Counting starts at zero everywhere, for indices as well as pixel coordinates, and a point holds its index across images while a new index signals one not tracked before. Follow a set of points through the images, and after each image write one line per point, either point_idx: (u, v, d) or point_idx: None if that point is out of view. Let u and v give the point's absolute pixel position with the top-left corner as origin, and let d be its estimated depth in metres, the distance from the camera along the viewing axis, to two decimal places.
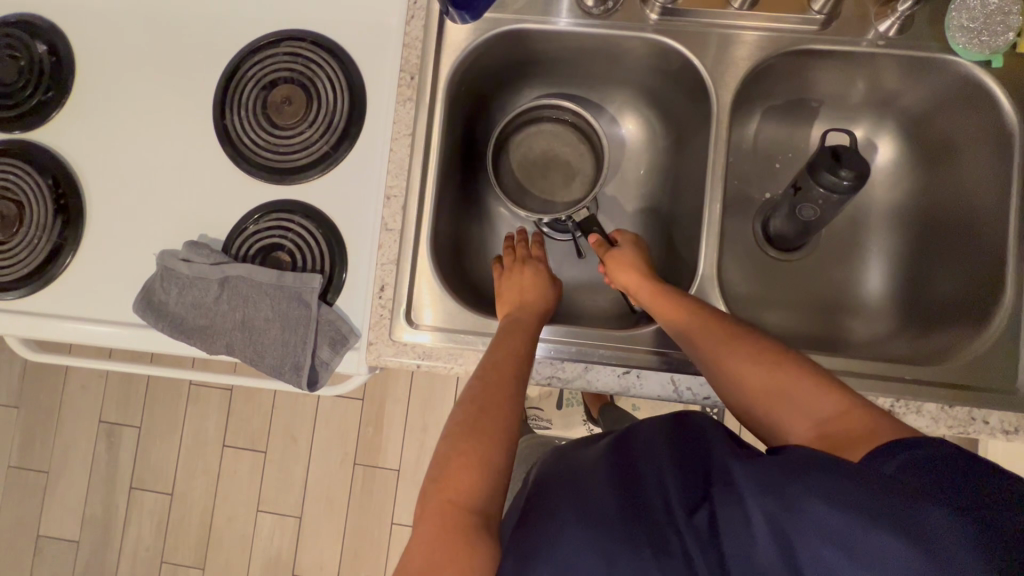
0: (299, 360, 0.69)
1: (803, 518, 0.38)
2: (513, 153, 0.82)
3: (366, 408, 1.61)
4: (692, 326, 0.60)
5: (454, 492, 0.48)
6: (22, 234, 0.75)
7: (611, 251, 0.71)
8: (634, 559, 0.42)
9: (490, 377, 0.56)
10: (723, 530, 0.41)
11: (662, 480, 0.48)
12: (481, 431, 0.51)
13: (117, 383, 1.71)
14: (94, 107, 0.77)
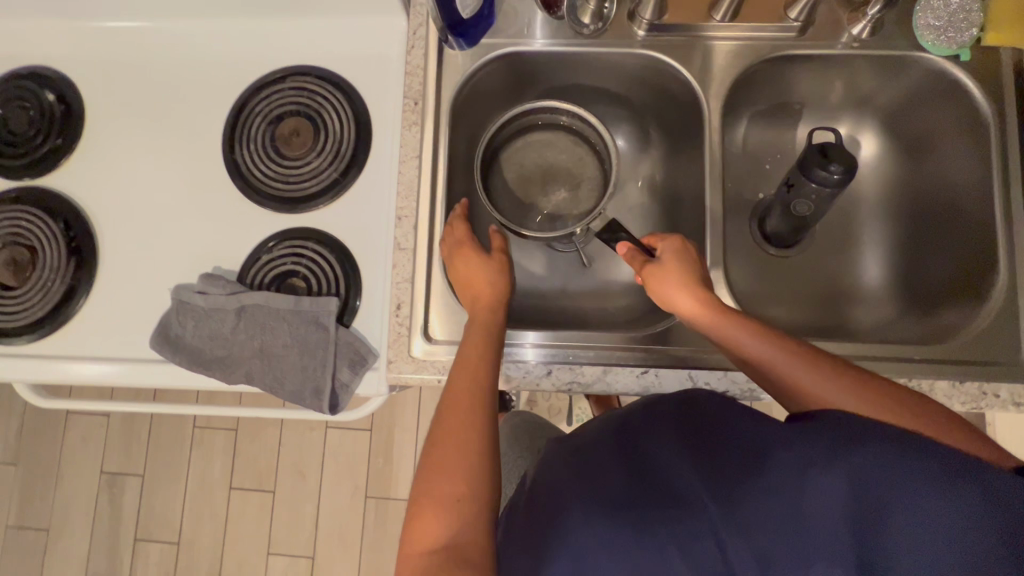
0: (320, 384, 0.69)
1: (866, 491, 0.39)
2: (506, 169, 0.85)
3: (375, 439, 1.59)
4: (766, 357, 0.57)
5: (433, 538, 0.46)
6: (36, 277, 0.76)
7: (653, 264, 0.68)
8: (656, 552, 0.42)
9: (455, 398, 0.55)
10: (764, 521, 0.40)
11: (670, 465, 0.46)
12: (440, 467, 0.50)
13: (119, 431, 1.68)
14: (102, 150, 0.79)
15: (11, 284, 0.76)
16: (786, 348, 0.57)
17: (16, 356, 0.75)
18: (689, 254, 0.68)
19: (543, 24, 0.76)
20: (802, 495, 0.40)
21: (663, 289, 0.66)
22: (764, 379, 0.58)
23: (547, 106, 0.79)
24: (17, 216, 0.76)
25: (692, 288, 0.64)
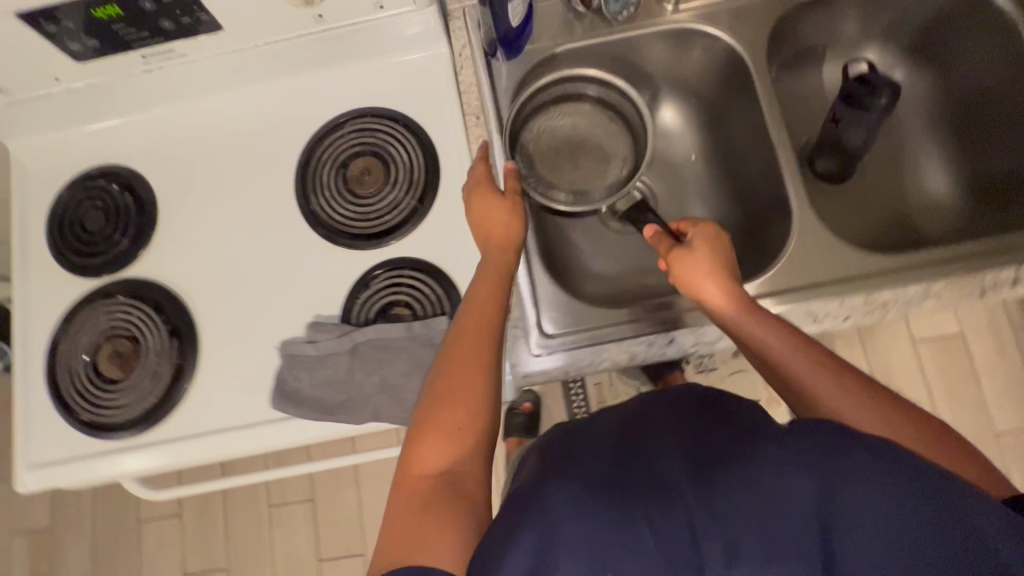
0: None
1: (838, 492, 0.40)
2: (533, 140, 0.83)
3: None
4: (793, 363, 0.59)
5: (430, 465, 0.55)
6: (143, 364, 0.76)
7: (681, 252, 0.67)
8: (629, 522, 0.42)
9: (467, 353, 0.60)
10: (733, 500, 0.41)
11: (660, 455, 0.47)
12: (451, 402, 0.58)
13: (193, 529, 1.64)
14: (179, 230, 0.80)
15: (119, 378, 0.76)
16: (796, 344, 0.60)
17: (140, 447, 0.75)
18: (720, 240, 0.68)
19: (579, 21, 0.80)
20: (777, 489, 0.41)
21: (688, 280, 0.66)
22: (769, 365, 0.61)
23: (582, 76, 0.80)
24: (113, 308, 0.77)
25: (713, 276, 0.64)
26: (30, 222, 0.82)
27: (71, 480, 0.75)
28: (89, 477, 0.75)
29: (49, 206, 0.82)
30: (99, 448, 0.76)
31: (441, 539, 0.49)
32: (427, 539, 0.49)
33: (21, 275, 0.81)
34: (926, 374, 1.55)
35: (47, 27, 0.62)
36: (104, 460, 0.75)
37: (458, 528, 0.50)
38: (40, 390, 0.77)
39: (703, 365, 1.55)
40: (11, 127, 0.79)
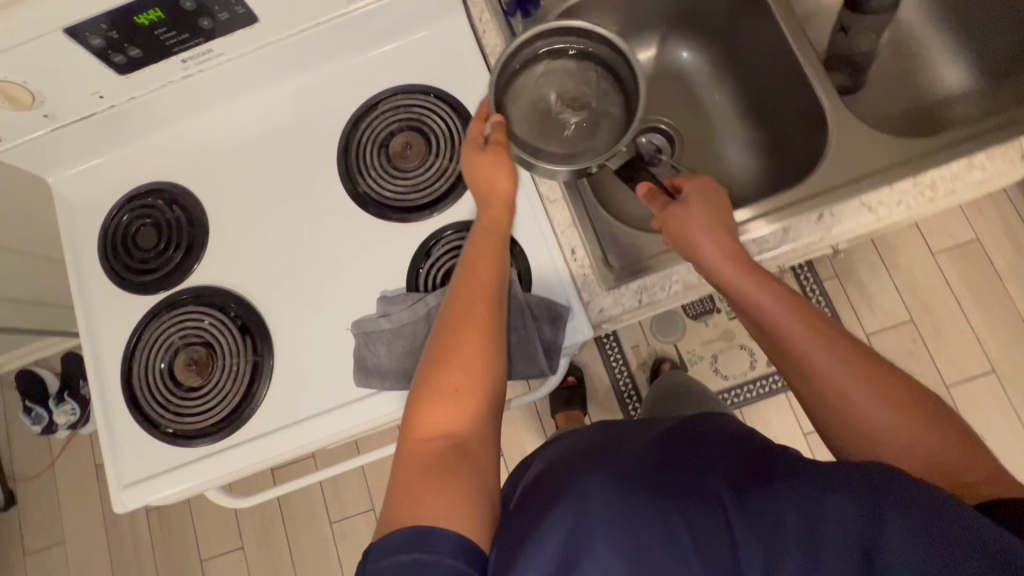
0: (532, 349, 0.70)
1: (884, 528, 0.43)
2: (522, 97, 0.77)
3: (511, 460, 1.63)
4: (791, 329, 0.61)
5: (432, 431, 0.55)
6: (220, 366, 0.76)
7: (676, 207, 0.69)
8: (672, 528, 0.48)
9: (467, 317, 0.60)
10: (767, 514, 0.48)
11: (711, 467, 0.54)
12: (455, 361, 0.58)
13: (259, 557, 1.63)
14: (232, 232, 0.81)
15: (198, 383, 0.77)
16: (805, 316, 0.62)
17: (233, 449, 0.75)
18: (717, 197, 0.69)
19: None
20: (813, 512, 0.46)
21: (682, 237, 0.67)
22: (770, 332, 0.63)
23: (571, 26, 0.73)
24: (182, 316, 0.77)
25: (711, 235, 0.66)
26: (83, 250, 0.82)
27: (167, 493, 0.74)
28: (184, 487, 0.75)
29: (99, 231, 0.83)
30: (190, 458, 0.75)
31: (445, 502, 0.49)
32: (432, 503, 0.49)
33: (82, 302, 0.81)
34: (950, 285, 1.59)
35: (92, 40, 0.64)
36: (198, 469, 0.75)
37: (466, 499, 0.51)
38: (121, 411, 0.77)
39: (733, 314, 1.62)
40: (54, 160, 0.80)
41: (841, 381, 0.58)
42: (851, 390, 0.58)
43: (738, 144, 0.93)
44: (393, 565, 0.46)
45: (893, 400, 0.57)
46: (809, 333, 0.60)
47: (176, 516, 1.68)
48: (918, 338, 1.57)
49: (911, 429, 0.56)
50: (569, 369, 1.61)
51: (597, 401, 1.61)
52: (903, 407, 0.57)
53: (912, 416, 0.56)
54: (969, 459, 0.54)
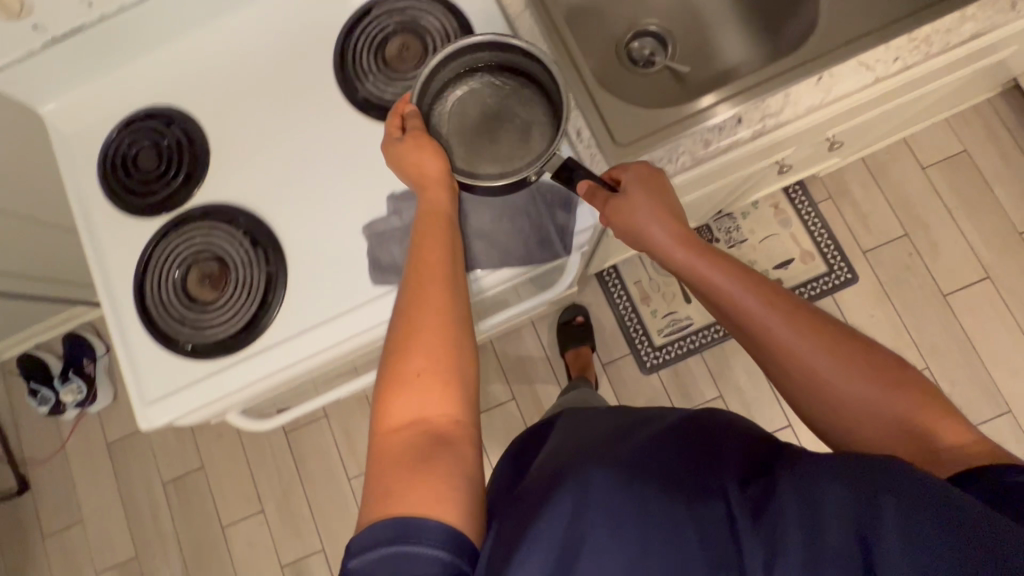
0: (546, 233, 0.73)
1: (876, 514, 0.43)
2: (448, 117, 0.76)
3: (524, 404, 1.63)
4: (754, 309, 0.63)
5: (402, 419, 0.54)
6: (235, 279, 0.76)
7: (619, 200, 0.67)
8: (671, 517, 0.50)
9: (421, 302, 0.59)
10: (766, 507, 0.48)
11: (720, 462, 0.55)
12: (418, 349, 0.57)
13: (280, 519, 1.64)
14: (233, 148, 0.80)
15: (214, 299, 0.77)
16: (764, 294, 0.64)
17: (249, 361, 0.75)
18: (657, 180, 0.68)
19: None
20: (814, 503, 0.46)
21: (633, 229, 0.67)
22: (732, 312, 0.65)
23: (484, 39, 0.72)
24: (192, 234, 0.77)
25: (662, 219, 0.66)
26: (82, 179, 0.81)
27: (188, 410, 0.75)
28: (206, 403, 0.75)
29: (97, 159, 0.82)
30: (208, 373, 0.75)
31: (430, 490, 0.49)
32: (411, 499, 0.49)
33: (87, 230, 0.80)
34: (941, 196, 1.62)
35: None
36: (216, 383, 0.75)
37: (443, 498, 0.49)
38: (135, 332, 0.77)
39: (731, 242, 1.64)
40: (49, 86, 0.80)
41: (808, 358, 0.61)
42: (813, 360, 0.60)
43: (732, 36, 0.93)
44: (378, 557, 0.47)
45: (859, 371, 0.59)
46: (772, 311, 0.62)
47: (194, 485, 1.69)
48: (914, 252, 1.60)
49: (879, 393, 0.58)
50: (575, 309, 1.63)
51: (604, 338, 1.64)
52: (868, 374, 0.59)
53: (879, 382, 0.58)
54: (940, 418, 0.56)
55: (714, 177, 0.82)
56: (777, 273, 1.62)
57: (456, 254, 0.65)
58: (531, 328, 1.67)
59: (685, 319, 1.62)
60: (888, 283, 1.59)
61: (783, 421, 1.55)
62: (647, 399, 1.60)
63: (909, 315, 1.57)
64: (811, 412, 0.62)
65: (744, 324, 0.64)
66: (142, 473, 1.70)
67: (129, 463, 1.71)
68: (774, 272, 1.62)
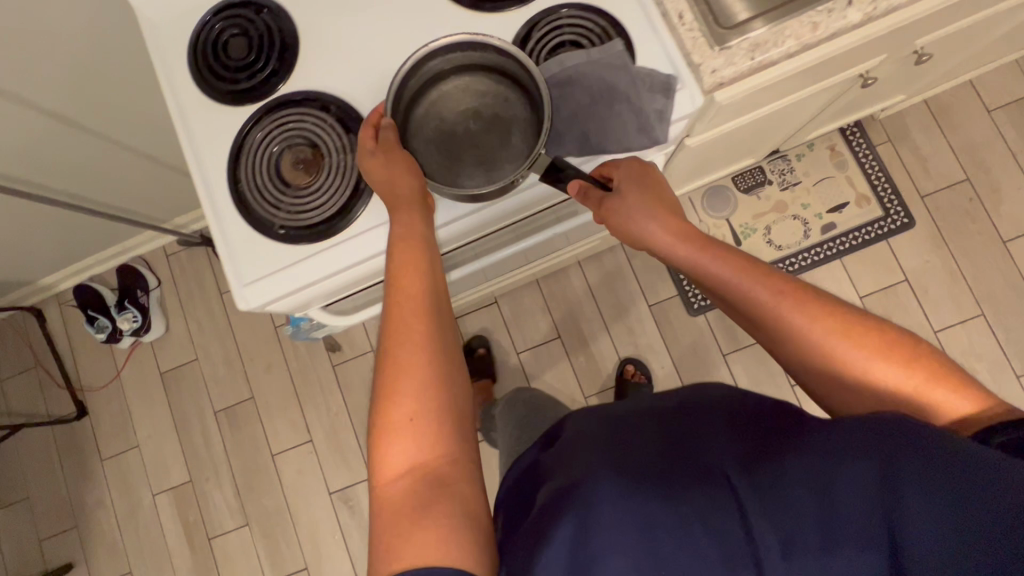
0: (643, 118, 0.72)
1: (901, 500, 0.47)
2: (423, 129, 0.77)
3: (569, 342, 1.65)
4: (755, 297, 0.64)
5: (397, 469, 0.56)
6: (328, 165, 0.77)
7: (613, 199, 0.69)
8: (683, 524, 0.55)
9: (401, 337, 0.60)
10: (769, 497, 0.54)
11: (719, 452, 0.60)
12: (395, 392, 0.58)
13: (328, 449, 1.69)
14: (322, 38, 0.79)
15: (306, 185, 0.77)
16: (763, 281, 0.64)
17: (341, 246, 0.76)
18: (645, 175, 0.70)
19: None
20: (825, 493, 0.51)
21: (630, 225, 0.69)
22: (738, 301, 0.65)
23: (442, 46, 0.73)
24: (285, 119, 0.78)
25: (654, 214, 0.69)
26: (171, 67, 0.82)
27: (285, 293, 0.76)
28: (295, 288, 0.77)
29: (185, 48, 0.82)
30: (301, 258, 0.77)
31: (434, 536, 0.51)
32: (422, 542, 0.51)
33: (182, 121, 0.81)
34: (1006, 139, 1.57)
35: None
36: (308, 267, 0.76)
37: (449, 533, 0.52)
38: (229, 216, 0.78)
39: (785, 184, 1.61)
40: None
41: (815, 344, 0.61)
42: (812, 343, 0.61)
43: None
44: None
45: (870, 350, 0.59)
46: (773, 297, 0.63)
47: (245, 415, 1.73)
48: (974, 196, 1.56)
49: (885, 369, 0.58)
50: (478, 341, 1.66)
51: (651, 279, 1.64)
52: (872, 353, 0.59)
53: (886, 357, 0.58)
54: (951, 386, 0.56)
55: (808, 72, 0.81)
56: (832, 217, 1.59)
57: (434, 276, 0.66)
58: (577, 269, 1.66)
59: None
60: (946, 228, 1.56)
61: None
62: (693, 341, 1.61)
63: (966, 261, 1.54)
64: (826, 397, 0.63)
65: (754, 314, 0.65)
66: (194, 401, 1.75)
67: (182, 391, 1.76)
68: (828, 215, 1.59)
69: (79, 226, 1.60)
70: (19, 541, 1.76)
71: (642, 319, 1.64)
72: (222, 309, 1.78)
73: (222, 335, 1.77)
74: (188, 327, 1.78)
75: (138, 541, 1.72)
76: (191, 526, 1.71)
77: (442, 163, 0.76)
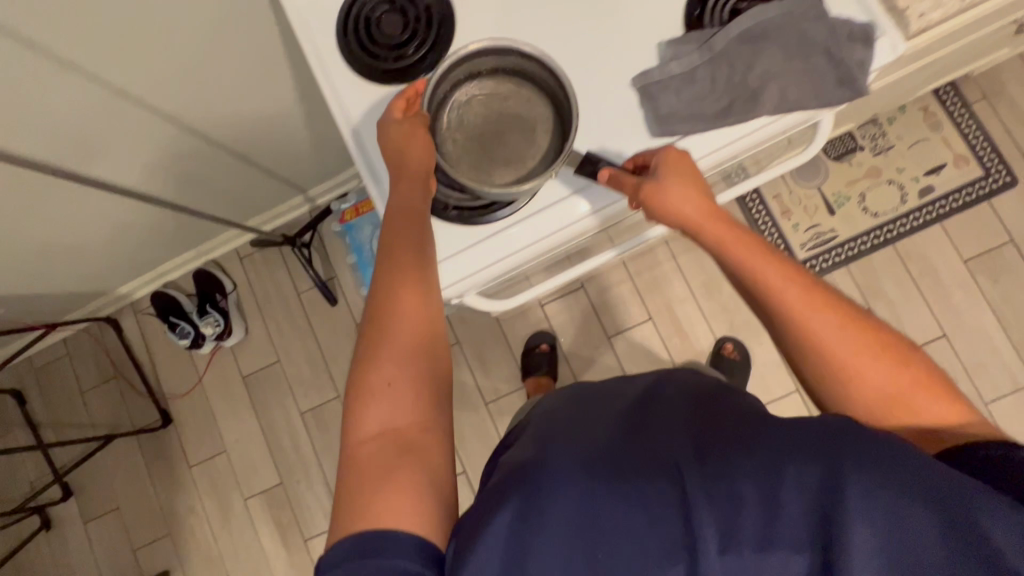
0: (845, 66, 0.67)
1: (840, 504, 0.49)
2: (450, 130, 0.76)
3: (662, 323, 1.61)
4: (766, 279, 0.61)
5: (373, 430, 0.58)
6: (483, 145, 0.75)
7: (656, 186, 0.66)
8: (631, 513, 0.55)
9: (393, 309, 0.63)
10: (713, 485, 0.53)
11: (673, 442, 0.60)
12: (385, 356, 0.61)
13: None
14: (483, 11, 0.76)
15: (461, 169, 0.75)
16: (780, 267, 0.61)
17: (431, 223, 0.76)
18: (686, 166, 0.68)
19: None
20: (773, 489, 0.51)
21: (669, 210, 0.66)
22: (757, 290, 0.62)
23: (468, 53, 0.73)
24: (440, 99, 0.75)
25: (693, 198, 0.65)
26: (320, 50, 0.79)
27: (454, 281, 0.77)
28: (462, 276, 0.77)
29: (333, 27, 0.79)
30: (467, 244, 0.76)
31: (399, 500, 0.54)
32: (388, 502, 0.53)
33: (337, 106, 0.78)
34: None
35: None
36: (474, 254, 0.76)
37: (413, 495, 0.54)
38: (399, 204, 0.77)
39: (877, 149, 1.57)
40: None
41: (829, 342, 0.59)
42: (837, 343, 0.58)
43: None
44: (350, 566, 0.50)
45: (881, 355, 0.58)
46: (791, 285, 0.60)
47: (331, 414, 1.71)
48: None
49: (891, 371, 0.58)
50: (542, 335, 1.63)
51: None
52: (876, 357, 0.58)
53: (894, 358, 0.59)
54: (937, 395, 0.58)
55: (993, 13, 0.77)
56: (929, 180, 1.54)
57: (427, 258, 0.68)
58: (664, 249, 1.63)
59: (829, 232, 1.56)
60: None
61: (941, 330, 1.50)
62: None
63: None
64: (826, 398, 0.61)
65: (766, 308, 0.62)
66: (281, 404, 1.74)
67: (267, 393, 1.74)
68: (924, 178, 1.54)
69: (160, 232, 1.57)
70: (111, 550, 1.75)
71: (736, 298, 1.60)
72: (300, 309, 1.75)
73: (303, 335, 1.75)
74: (268, 329, 1.76)
75: (233, 547, 1.71)
76: (284, 528, 1.70)
77: (470, 163, 0.75)
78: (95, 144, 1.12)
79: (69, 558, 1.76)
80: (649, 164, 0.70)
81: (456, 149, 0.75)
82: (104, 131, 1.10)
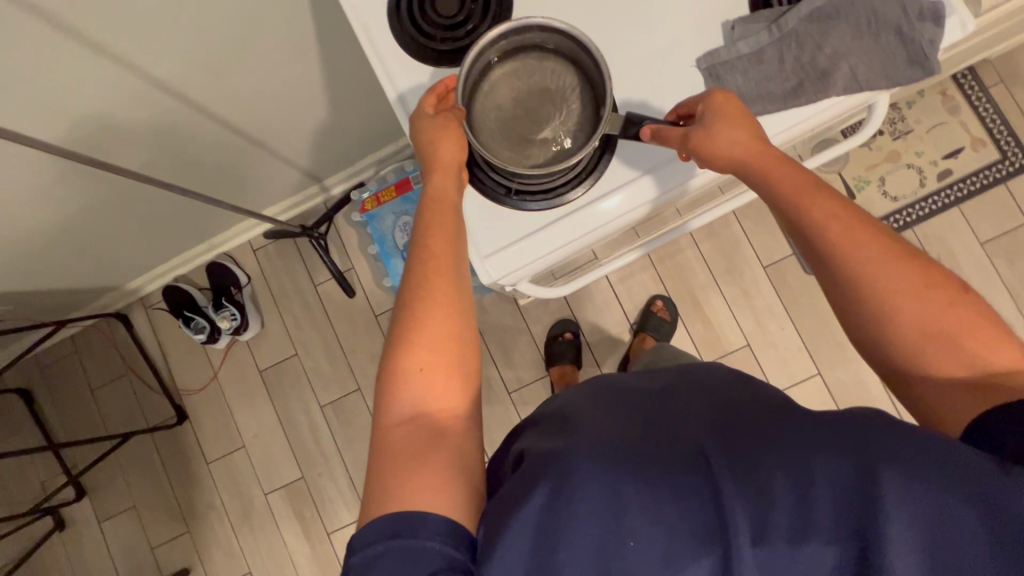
0: (918, 43, 0.67)
1: (877, 491, 0.47)
2: (481, 115, 0.72)
3: (685, 310, 1.62)
4: (809, 223, 0.59)
5: (403, 414, 0.59)
6: (522, 120, 0.72)
7: (701, 130, 0.63)
8: (656, 504, 0.53)
9: (428, 294, 0.63)
10: (744, 476, 0.52)
11: (701, 432, 0.58)
12: (417, 338, 0.61)
13: None
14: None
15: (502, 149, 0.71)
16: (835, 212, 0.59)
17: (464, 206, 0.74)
18: (734, 108, 0.64)
19: None
20: (807, 480, 0.50)
21: (714, 152, 0.63)
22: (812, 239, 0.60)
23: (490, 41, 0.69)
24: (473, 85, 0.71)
25: (739, 135, 0.62)
26: (372, 31, 0.76)
27: (517, 269, 0.75)
28: (526, 262, 0.75)
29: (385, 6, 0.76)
30: (531, 231, 0.74)
31: (429, 482, 0.55)
32: (417, 485, 0.54)
33: (396, 95, 0.76)
34: None
35: None
36: (539, 239, 0.74)
37: (442, 479, 0.56)
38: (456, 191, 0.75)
39: (896, 134, 1.58)
40: None
41: (874, 280, 0.57)
42: (894, 306, 0.56)
43: None
44: (380, 547, 0.52)
45: (940, 303, 0.56)
46: (832, 222, 0.58)
47: (353, 407, 1.69)
48: None
49: (949, 317, 0.55)
50: (565, 324, 1.62)
51: (765, 239, 1.61)
52: (939, 301, 0.56)
53: (952, 303, 0.56)
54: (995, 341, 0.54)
55: None
56: (947, 163, 1.56)
57: (459, 246, 0.67)
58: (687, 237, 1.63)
59: None
60: None
61: None
62: (814, 300, 1.58)
63: None
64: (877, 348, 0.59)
65: (829, 273, 0.60)
66: (299, 397, 1.71)
67: (285, 388, 1.72)
68: (943, 162, 1.56)
69: (174, 225, 1.52)
70: (129, 550, 1.72)
71: (758, 285, 1.61)
72: (318, 301, 1.72)
73: (321, 328, 1.72)
74: (285, 322, 1.73)
75: (254, 543, 1.69)
76: (306, 522, 1.68)
77: (507, 144, 0.71)
78: (116, 131, 1.07)
79: (84, 559, 1.73)
80: (693, 113, 0.68)
81: (491, 131, 0.72)
82: (125, 118, 1.06)
